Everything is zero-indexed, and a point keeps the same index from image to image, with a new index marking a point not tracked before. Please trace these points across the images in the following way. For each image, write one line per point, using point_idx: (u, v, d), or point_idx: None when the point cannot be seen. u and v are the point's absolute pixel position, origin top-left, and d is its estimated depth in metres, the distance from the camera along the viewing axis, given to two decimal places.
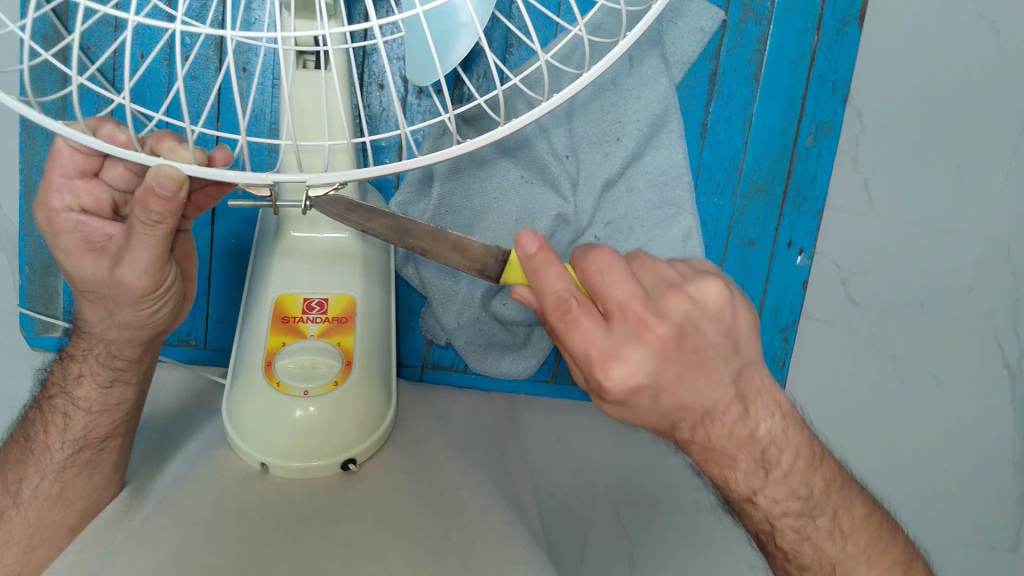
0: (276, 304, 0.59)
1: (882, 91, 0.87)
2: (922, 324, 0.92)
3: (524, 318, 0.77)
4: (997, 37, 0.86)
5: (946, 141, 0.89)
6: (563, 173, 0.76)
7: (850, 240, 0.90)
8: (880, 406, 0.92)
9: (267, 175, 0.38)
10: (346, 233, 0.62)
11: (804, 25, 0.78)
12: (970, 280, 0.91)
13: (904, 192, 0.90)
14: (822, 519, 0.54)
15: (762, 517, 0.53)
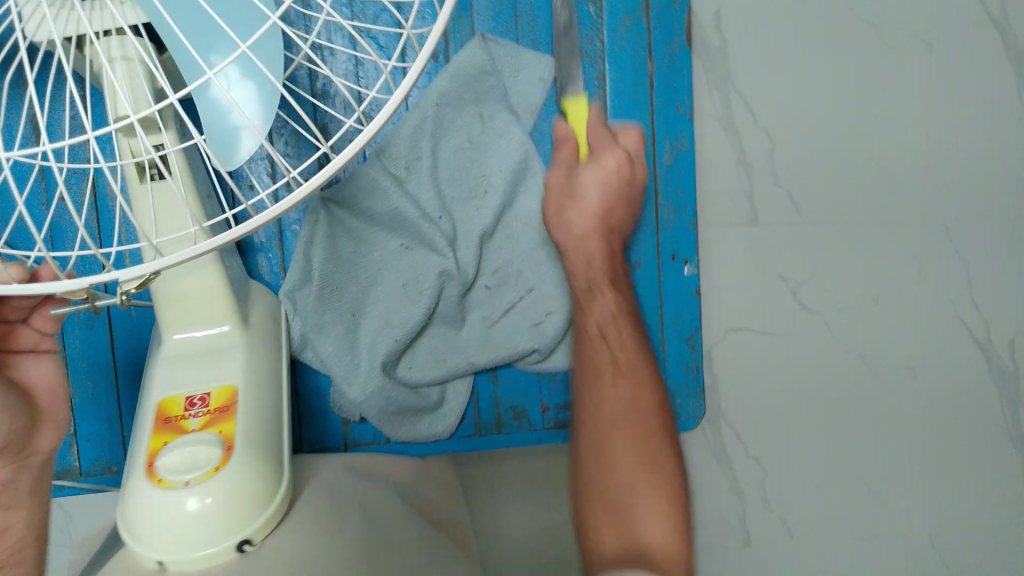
0: (158, 407, 0.61)
1: (780, 102, 0.89)
2: (878, 316, 0.93)
3: (433, 375, 0.80)
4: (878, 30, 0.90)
5: (859, 137, 0.91)
6: (437, 233, 0.79)
7: (765, 245, 0.91)
8: (856, 407, 0.94)
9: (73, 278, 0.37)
10: (228, 325, 0.66)
11: (637, 55, 0.83)
12: (892, 265, 0.93)
13: (831, 194, 0.91)
14: (622, 344, 0.72)
15: (601, 310, 0.75)
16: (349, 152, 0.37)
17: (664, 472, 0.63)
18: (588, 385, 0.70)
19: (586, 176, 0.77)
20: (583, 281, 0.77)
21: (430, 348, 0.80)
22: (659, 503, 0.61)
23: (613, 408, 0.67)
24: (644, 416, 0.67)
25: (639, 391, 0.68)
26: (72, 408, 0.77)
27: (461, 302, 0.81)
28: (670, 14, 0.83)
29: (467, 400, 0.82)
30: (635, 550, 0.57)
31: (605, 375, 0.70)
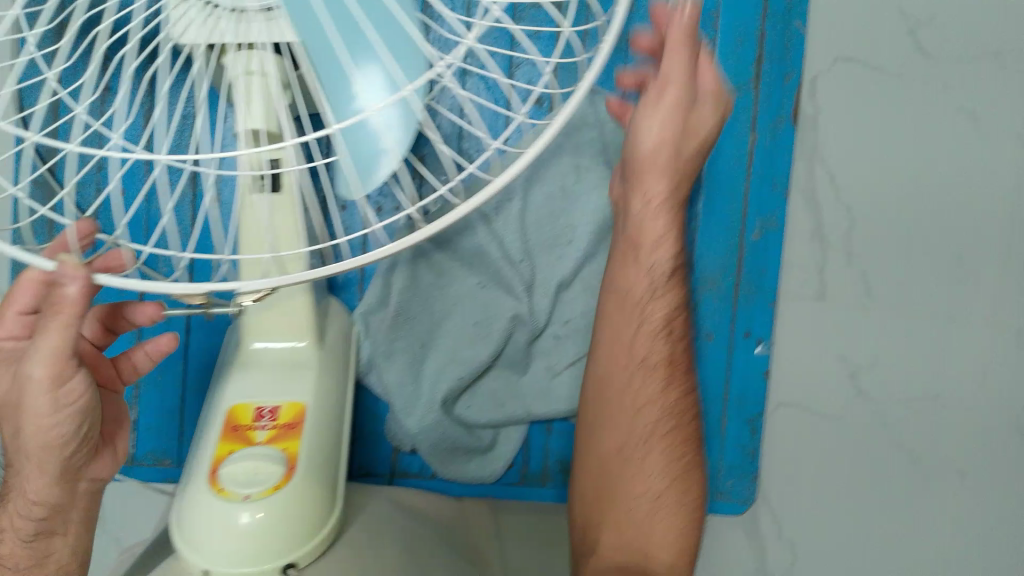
0: (229, 414, 0.62)
1: (868, 181, 0.87)
2: (939, 415, 0.89)
3: (489, 418, 0.80)
4: (979, 126, 0.87)
5: (946, 226, 0.87)
6: (516, 277, 0.78)
7: (836, 327, 0.88)
8: (905, 504, 0.90)
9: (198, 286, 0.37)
10: (304, 341, 0.67)
11: (740, 126, 0.82)
12: (964, 365, 0.89)
13: (904, 282, 0.88)
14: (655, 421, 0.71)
15: (641, 369, 0.71)
16: (476, 202, 0.36)
17: (675, 512, 0.70)
18: (613, 428, 0.72)
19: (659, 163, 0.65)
20: (627, 293, 0.72)
21: (491, 390, 0.80)
22: (670, 530, 0.69)
23: (635, 439, 0.71)
24: (675, 484, 0.71)
25: (664, 442, 0.71)
26: (137, 397, 0.79)
27: (529, 348, 0.81)
28: (779, 91, 0.83)
29: (519, 448, 0.81)
30: (630, 567, 0.66)
31: (632, 453, 0.71)
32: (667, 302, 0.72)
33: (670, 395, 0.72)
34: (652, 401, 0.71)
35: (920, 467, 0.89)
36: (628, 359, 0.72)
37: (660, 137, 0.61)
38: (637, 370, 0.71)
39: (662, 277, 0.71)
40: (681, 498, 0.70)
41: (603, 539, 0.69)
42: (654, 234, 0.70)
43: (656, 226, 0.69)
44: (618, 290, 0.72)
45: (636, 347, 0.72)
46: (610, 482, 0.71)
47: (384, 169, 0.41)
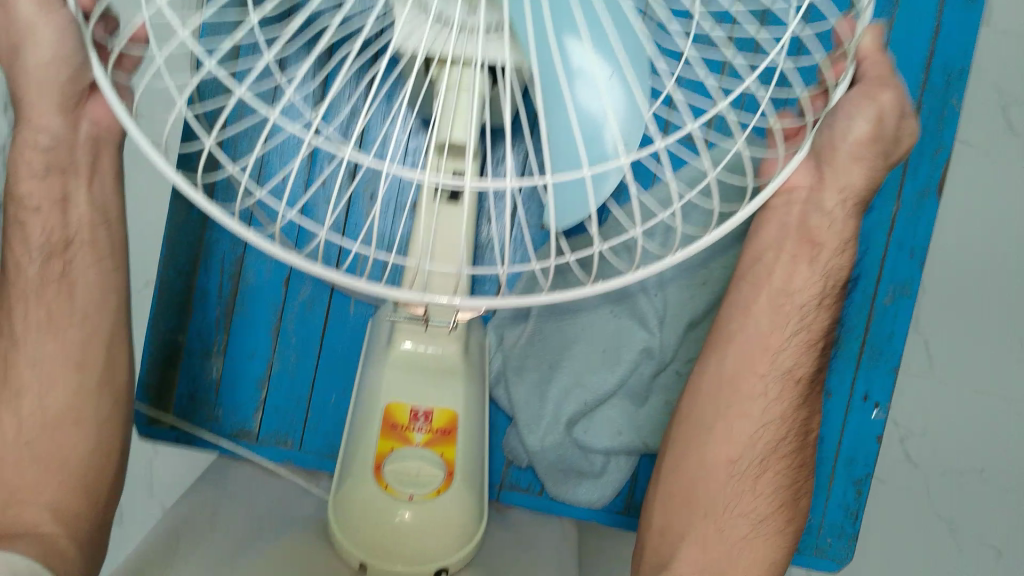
0: (385, 412, 0.61)
1: (954, 261, 1.08)
2: (981, 487, 1.09)
3: (606, 445, 0.80)
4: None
5: (1013, 331, 1.08)
6: (651, 310, 0.79)
7: (905, 403, 1.10)
8: (936, 559, 1.11)
9: (423, 300, 0.45)
10: (453, 347, 0.61)
11: (885, 194, 0.83)
12: (1012, 447, 1.09)
13: (965, 363, 1.09)
14: (776, 432, 0.68)
15: (776, 371, 0.68)
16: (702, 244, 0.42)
17: (770, 541, 0.68)
18: (735, 436, 0.68)
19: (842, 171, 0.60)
20: (786, 297, 0.67)
21: (610, 417, 0.81)
22: (759, 557, 0.68)
23: (754, 456, 0.68)
24: (777, 500, 0.69)
25: (780, 464, 0.69)
26: (268, 378, 0.81)
27: (650, 382, 0.81)
28: (927, 164, 0.83)
29: (627, 478, 0.81)
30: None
31: (747, 466, 0.68)
32: (829, 315, 0.68)
33: (798, 414, 0.69)
34: (780, 417, 0.68)
35: (954, 534, 1.10)
36: (769, 369, 0.68)
37: (869, 133, 0.57)
38: (773, 381, 0.68)
39: (827, 290, 0.67)
40: (779, 524, 0.69)
41: (682, 552, 0.68)
42: (838, 239, 0.64)
43: (830, 249, 0.65)
44: (779, 288, 0.67)
45: (782, 358, 0.67)
46: (705, 492, 0.69)
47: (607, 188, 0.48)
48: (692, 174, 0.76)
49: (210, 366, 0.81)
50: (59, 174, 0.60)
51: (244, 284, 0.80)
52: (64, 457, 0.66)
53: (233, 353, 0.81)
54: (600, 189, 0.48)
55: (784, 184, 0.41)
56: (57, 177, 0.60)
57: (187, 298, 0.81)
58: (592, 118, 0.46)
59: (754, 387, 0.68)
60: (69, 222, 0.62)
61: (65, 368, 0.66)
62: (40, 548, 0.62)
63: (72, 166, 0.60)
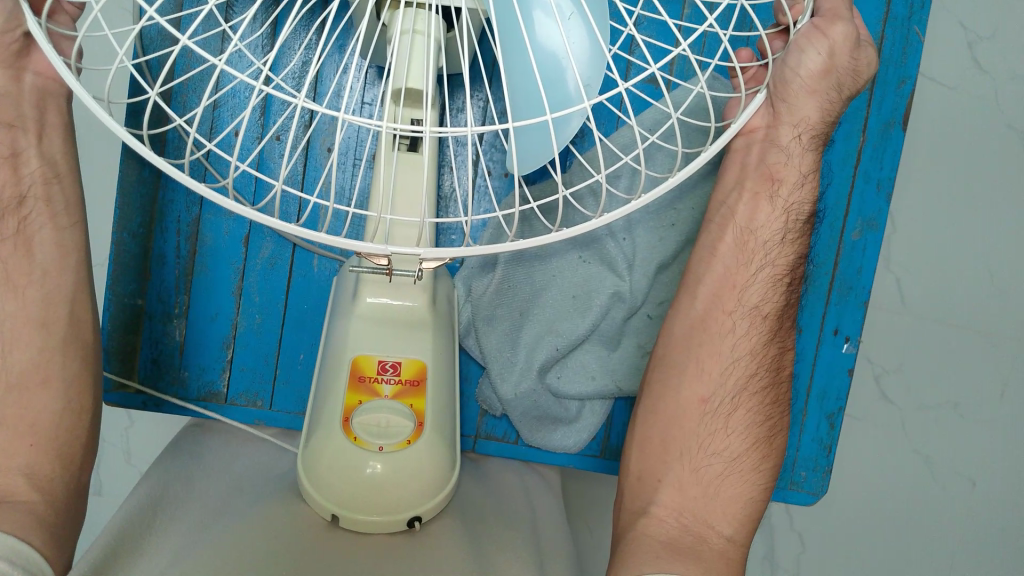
0: (352, 365, 0.61)
1: (921, 196, 1.09)
2: (953, 419, 1.11)
3: (580, 390, 0.80)
4: (988, 191, 1.10)
5: (977, 260, 1.10)
6: (619, 253, 0.79)
7: (877, 340, 1.11)
8: (915, 495, 1.11)
9: (380, 248, 0.45)
10: (419, 300, 0.63)
11: (851, 127, 0.83)
12: (981, 377, 1.11)
13: (933, 296, 1.10)
14: (746, 368, 0.68)
15: (744, 305, 0.68)
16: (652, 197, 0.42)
17: (748, 478, 0.67)
18: (707, 376, 0.68)
19: (794, 107, 0.62)
20: (750, 230, 0.67)
21: (582, 362, 0.81)
22: (738, 494, 0.66)
23: (728, 395, 0.68)
24: (751, 438, 0.68)
25: (754, 401, 0.68)
26: (236, 338, 0.80)
27: (621, 325, 0.81)
28: (891, 96, 0.83)
29: (602, 422, 0.81)
30: (687, 537, 0.63)
31: (720, 402, 0.67)
32: (793, 249, 0.69)
33: (768, 351, 0.69)
34: (749, 353, 0.68)
35: (932, 470, 1.11)
36: (737, 306, 0.68)
37: (821, 66, 0.58)
38: (743, 317, 0.68)
39: (792, 224, 0.68)
40: (757, 461, 0.67)
41: (660, 497, 0.66)
42: (797, 172, 0.66)
43: (789, 184, 0.66)
44: (743, 225, 0.67)
45: (749, 293, 0.68)
46: (679, 432, 0.67)
47: (569, 129, 0.46)
48: (656, 115, 0.75)
49: (174, 329, 0.79)
50: (8, 128, 0.58)
51: (203, 244, 0.79)
52: (31, 420, 0.60)
53: (196, 315, 0.80)
54: (561, 132, 0.47)
55: (747, 123, 0.43)
56: (5, 131, 0.58)
57: (145, 261, 0.79)
58: (551, 60, 0.45)
59: (723, 322, 0.68)
60: (21, 178, 0.60)
61: (26, 324, 0.61)
62: (26, 513, 0.56)
63: (21, 119, 0.58)
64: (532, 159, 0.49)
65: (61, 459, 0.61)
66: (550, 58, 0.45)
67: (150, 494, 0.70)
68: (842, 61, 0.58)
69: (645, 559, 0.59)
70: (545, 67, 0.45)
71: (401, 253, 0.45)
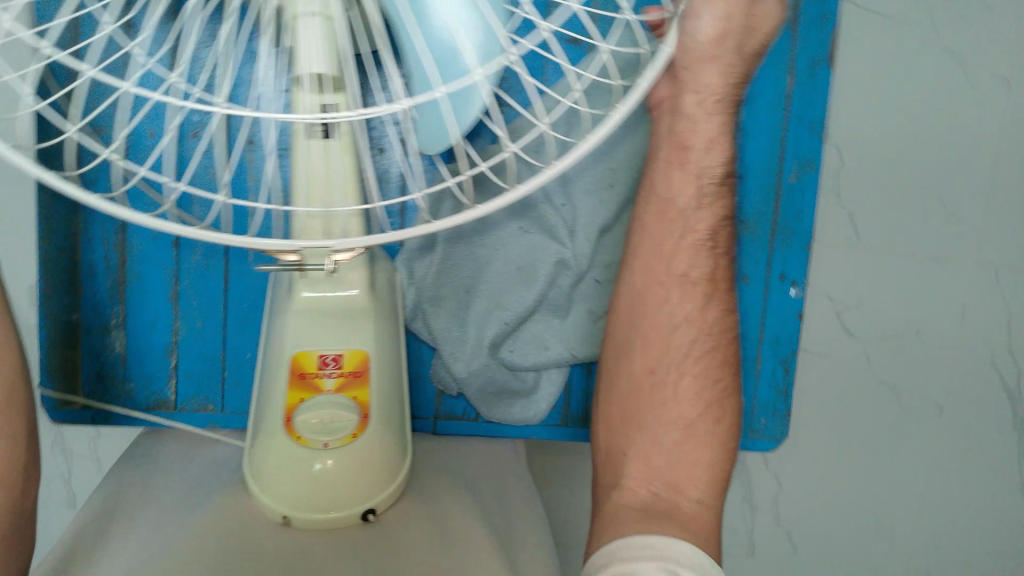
0: (292, 362, 0.59)
1: None
2: None
3: (533, 362, 0.80)
4: (989, 84, 0.92)
5: None
6: (560, 222, 0.78)
7: None
8: None
9: (293, 244, 0.41)
10: (358, 289, 0.61)
11: (777, 71, 0.82)
12: None
13: None
14: (688, 334, 0.68)
15: (674, 274, 0.68)
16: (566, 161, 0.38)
17: (708, 442, 0.67)
18: (649, 351, 0.68)
19: (700, 75, 0.60)
20: (670, 201, 0.67)
21: (533, 335, 0.80)
22: (702, 458, 0.66)
23: (673, 365, 0.67)
24: (703, 405, 0.67)
25: (700, 366, 0.68)
26: (177, 343, 0.78)
27: (571, 292, 0.80)
28: (816, 34, 0.82)
29: (560, 391, 0.82)
30: (659, 503, 0.63)
31: (667, 369, 0.67)
32: (713, 212, 0.68)
33: (708, 315, 0.68)
34: (687, 319, 0.68)
35: None
36: (667, 276, 0.68)
37: (717, 29, 0.55)
38: (675, 284, 0.68)
39: (709, 187, 0.66)
40: (717, 426, 0.67)
41: (626, 471, 0.66)
42: (706, 139, 0.64)
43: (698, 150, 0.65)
44: (661, 197, 0.67)
45: (676, 262, 0.67)
46: (634, 404, 0.68)
47: (468, 113, 0.44)
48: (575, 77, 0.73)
49: (114, 340, 0.78)
50: None
51: (130, 252, 0.77)
52: None
53: (134, 324, 0.78)
54: (461, 115, 0.44)
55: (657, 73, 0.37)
56: None
57: (74, 273, 0.77)
58: (440, 41, 0.42)
59: (659, 291, 0.68)
60: None
61: None
62: None
63: None
64: (442, 132, 0.46)
65: (9, 488, 0.59)
66: (438, 35, 0.42)
67: (103, 504, 0.68)
68: (741, 18, 0.54)
69: (622, 526, 0.61)
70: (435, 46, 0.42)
71: (312, 247, 0.42)
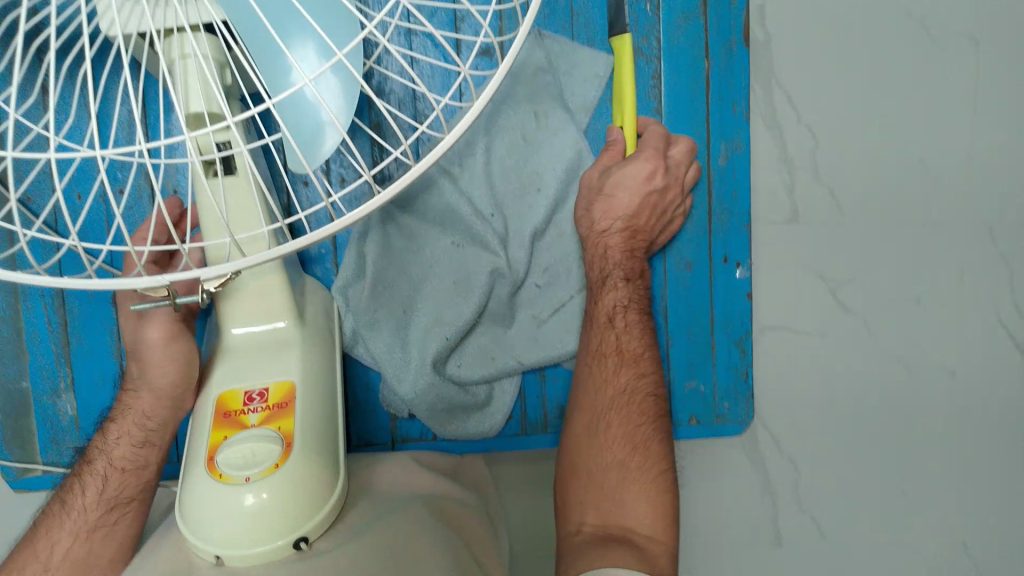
0: (219, 402, 0.61)
1: None
2: None
3: (482, 374, 0.80)
4: (930, 33, 0.90)
5: None
6: (489, 230, 0.77)
7: None
8: None
9: (159, 278, 0.40)
10: (284, 320, 0.66)
11: (693, 54, 0.82)
12: None
13: None
14: (619, 394, 0.70)
15: (604, 342, 0.73)
16: (407, 179, 0.38)
17: (648, 484, 0.66)
18: (583, 407, 0.71)
19: (608, 166, 0.76)
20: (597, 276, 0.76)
21: (479, 347, 0.80)
22: (643, 501, 0.65)
23: (605, 414, 0.69)
24: (638, 455, 0.67)
25: (634, 420, 0.69)
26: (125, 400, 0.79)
27: (511, 300, 0.81)
28: (728, 13, 0.82)
29: (515, 400, 0.82)
30: (615, 531, 0.63)
31: (599, 421, 0.69)
32: (629, 290, 0.75)
33: (641, 383, 0.72)
34: (621, 382, 0.71)
35: None
36: (597, 349, 0.73)
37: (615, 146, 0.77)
38: (607, 358, 0.72)
39: (622, 266, 0.75)
40: (653, 473, 0.67)
41: (578, 518, 0.66)
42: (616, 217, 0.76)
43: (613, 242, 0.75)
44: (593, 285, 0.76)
45: (606, 339, 0.73)
46: (575, 457, 0.69)
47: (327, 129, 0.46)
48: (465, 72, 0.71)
49: (63, 404, 0.79)
50: None
51: (70, 314, 0.78)
52: None
53: (82, 387, 0.79)
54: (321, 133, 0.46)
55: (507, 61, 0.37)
56: None
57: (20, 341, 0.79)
58: (311, 51, 0.43)
59: (590, 361, 0.73)
60: None
61: None
62: None
63: None
64: (320, 143, 0.46)
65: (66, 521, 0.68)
66: (306, 42, 0.43)
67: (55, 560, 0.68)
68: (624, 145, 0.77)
69: (578, 559, 0.61)
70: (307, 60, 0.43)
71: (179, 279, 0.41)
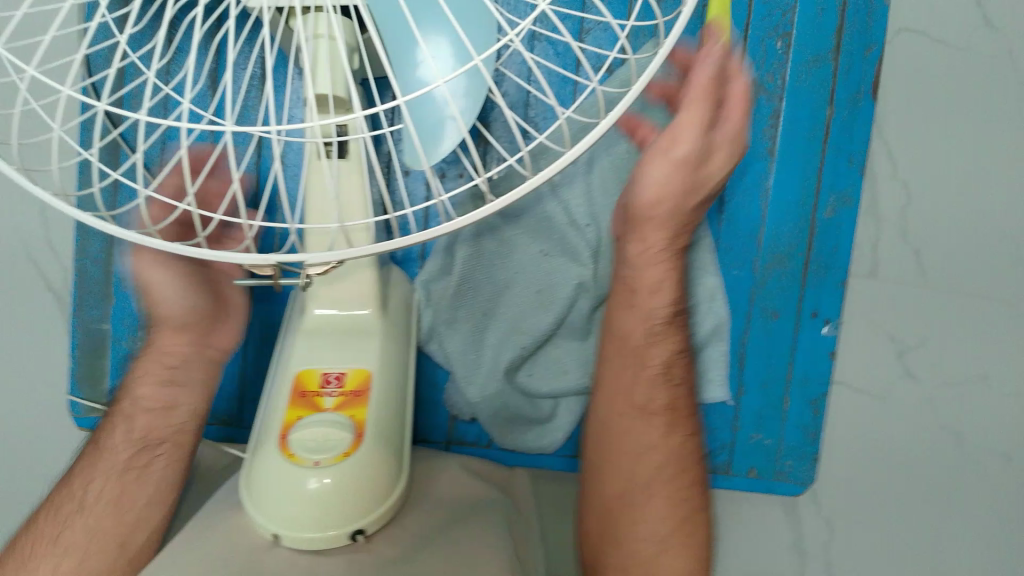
0: (297, 380, 0.61)
1: None
2: None
3: (551, 389, 0.79)
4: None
5: None
6: (581, 242, 0.76)
7: None
8: None
9: (268, 256, 0.39)
10: (369, 308, 0.65)
11: (815, 100, 0.80)
12: None
13: None
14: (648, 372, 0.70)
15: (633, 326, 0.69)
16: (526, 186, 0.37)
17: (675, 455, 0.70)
18: (608, 379, 0.70)
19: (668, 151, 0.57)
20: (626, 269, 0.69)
21: (553, 360, 0.80)
22: (675, 509, 0.68)
23: (631, 389, 0.69)
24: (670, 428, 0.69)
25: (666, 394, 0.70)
26: None
27: (591, 316, 0.79)
28: (860, 65, 0.80)
29: (577, 420, 0.80)
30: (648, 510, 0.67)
31: (627, 399, 0.69)
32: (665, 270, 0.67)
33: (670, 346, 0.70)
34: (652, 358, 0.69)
35: None
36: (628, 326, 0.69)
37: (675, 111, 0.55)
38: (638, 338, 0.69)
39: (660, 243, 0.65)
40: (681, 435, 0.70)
41: (610, 483, 0.69)
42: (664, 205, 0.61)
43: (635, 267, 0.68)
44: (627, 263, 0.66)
45: (636, 320, 0.69)
46: (601, 432, 0.70)
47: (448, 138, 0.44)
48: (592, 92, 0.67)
49: (138, 349, 0.81)
50: None
51: None
52: None
53: None
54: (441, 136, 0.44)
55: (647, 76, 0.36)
56: None
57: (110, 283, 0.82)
58: (444, 42, 0.41)
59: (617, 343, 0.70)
60: None
61: None
62: None
63: None
64: (440, 142, 0.44)
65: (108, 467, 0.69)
66: (442, 38, 0.41)
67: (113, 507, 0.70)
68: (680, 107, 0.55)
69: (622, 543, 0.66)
70: (440, 54, 0.41)
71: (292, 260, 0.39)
